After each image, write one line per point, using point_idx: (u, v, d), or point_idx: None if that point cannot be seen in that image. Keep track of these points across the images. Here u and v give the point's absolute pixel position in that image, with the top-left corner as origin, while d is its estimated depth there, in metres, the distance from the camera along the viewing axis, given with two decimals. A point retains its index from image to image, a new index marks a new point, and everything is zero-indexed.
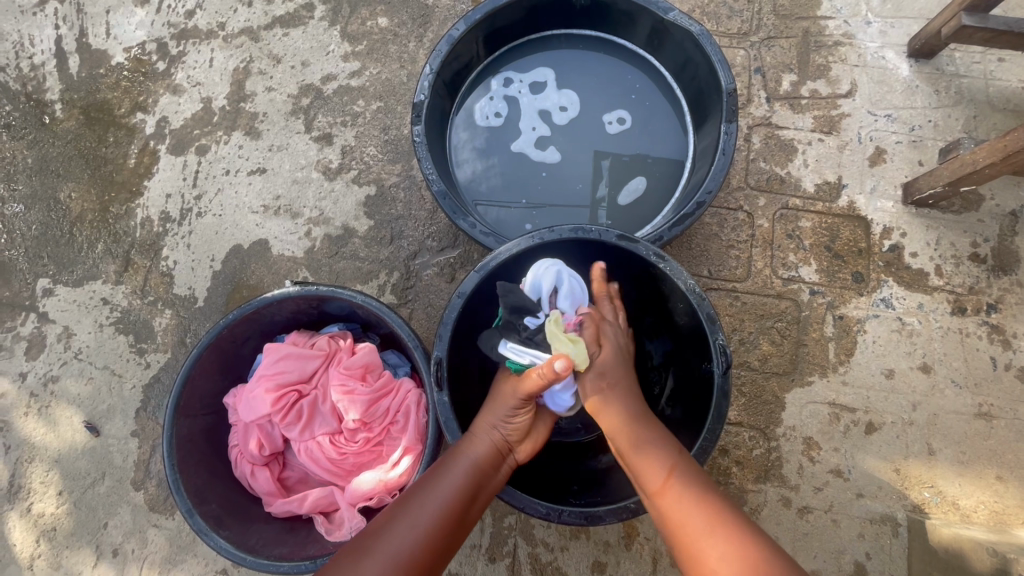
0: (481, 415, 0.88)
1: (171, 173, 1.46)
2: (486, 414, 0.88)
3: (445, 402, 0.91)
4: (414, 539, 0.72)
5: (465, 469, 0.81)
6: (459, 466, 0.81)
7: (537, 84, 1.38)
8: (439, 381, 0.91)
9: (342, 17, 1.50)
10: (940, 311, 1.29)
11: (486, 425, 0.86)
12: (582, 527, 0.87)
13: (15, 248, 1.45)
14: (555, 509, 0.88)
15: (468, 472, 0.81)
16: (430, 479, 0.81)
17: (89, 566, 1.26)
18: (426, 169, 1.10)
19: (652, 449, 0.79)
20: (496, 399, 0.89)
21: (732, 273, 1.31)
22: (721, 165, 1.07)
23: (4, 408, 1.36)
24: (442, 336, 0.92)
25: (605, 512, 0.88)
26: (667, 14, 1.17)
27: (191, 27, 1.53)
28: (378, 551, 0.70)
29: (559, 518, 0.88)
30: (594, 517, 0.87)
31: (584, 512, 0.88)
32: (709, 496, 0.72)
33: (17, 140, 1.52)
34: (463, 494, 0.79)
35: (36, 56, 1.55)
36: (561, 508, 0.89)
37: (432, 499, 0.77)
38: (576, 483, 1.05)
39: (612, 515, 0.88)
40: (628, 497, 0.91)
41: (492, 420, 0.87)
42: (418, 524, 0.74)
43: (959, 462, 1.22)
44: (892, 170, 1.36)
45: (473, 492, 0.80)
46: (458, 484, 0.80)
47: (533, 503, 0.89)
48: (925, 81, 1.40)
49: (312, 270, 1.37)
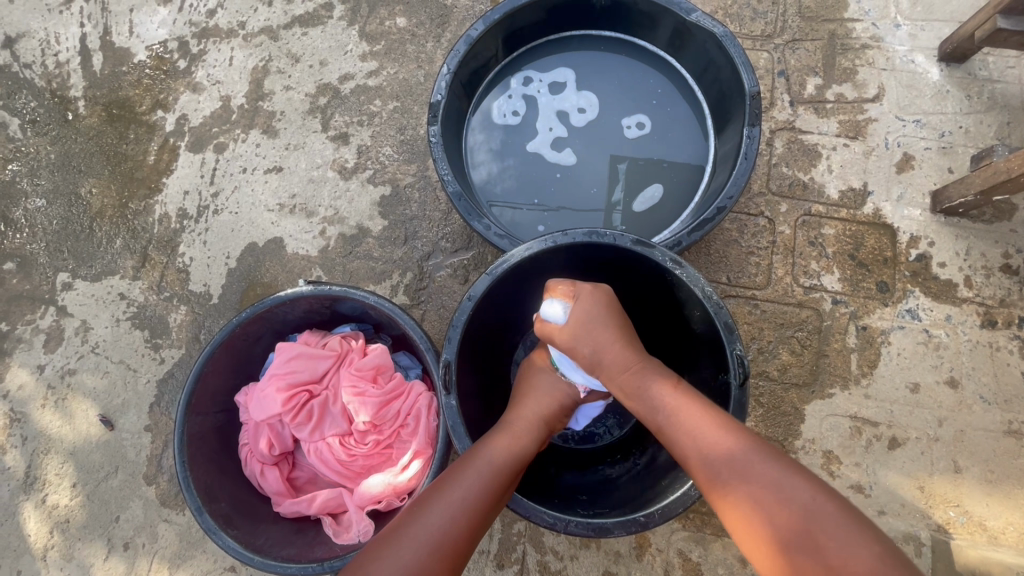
0: (528, 407, 0.89)
1: (189, 171, 1.47)
2: (531, 408, 0.89)
3: (452, 406, 0.89)
4: (453, 526, 0.69)
5: (505, 454, 0.79)
6: (498, 450, 0.80)
7: (556, 85, 1.36)
8: (447, 384, 0.89)
9: (361, 17, 1.50)
10: (969, 324, 1.24)
11: (532, 418, 0.87)
12: (591, 539, 0.84)
13: (36, 242, 1.47)
14: (562, 518, 0.85)
15: (507, 458, 0.79)
16: (464, 464, 0.77)
17: (100, 559, 1.27)
18: (442, 170, 1.09)
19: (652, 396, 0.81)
20: (543, 397, 0.91)
21: (752, 280, 1.28)
22: (743, 170, 1.05)
23: (23, 400, 1.37)
24: (451, 340, 0.91)
25: (614, 524, 0.85)
26: (689, 15, 1.15)
27: (212, 26, 1.54)
28: (413, 537, 0.67)
29: (566, 528, 0.85)
30: (603, 529, 0.84)
31: (593, 523, 0.85)
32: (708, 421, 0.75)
33: (40, 136, 1.54)
34: (500, 478, 0.76)
35: (61, 53, 1.58)
36: (568, 518, 0.86)
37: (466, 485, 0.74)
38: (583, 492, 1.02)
39: (621, 528, 0.85)
40: (639, 511, 0.88)
41: (533, 411, 0.88)
42: (459, 514, 0.70)
43: (988, 482, 1.17)
44: (920, 178, 1.32)
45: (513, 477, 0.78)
46: (496, 469, 0.77)
47: (540, 513, 0.86)
48: (957, 86, 1.36)
49: (325, 269, 1.37)
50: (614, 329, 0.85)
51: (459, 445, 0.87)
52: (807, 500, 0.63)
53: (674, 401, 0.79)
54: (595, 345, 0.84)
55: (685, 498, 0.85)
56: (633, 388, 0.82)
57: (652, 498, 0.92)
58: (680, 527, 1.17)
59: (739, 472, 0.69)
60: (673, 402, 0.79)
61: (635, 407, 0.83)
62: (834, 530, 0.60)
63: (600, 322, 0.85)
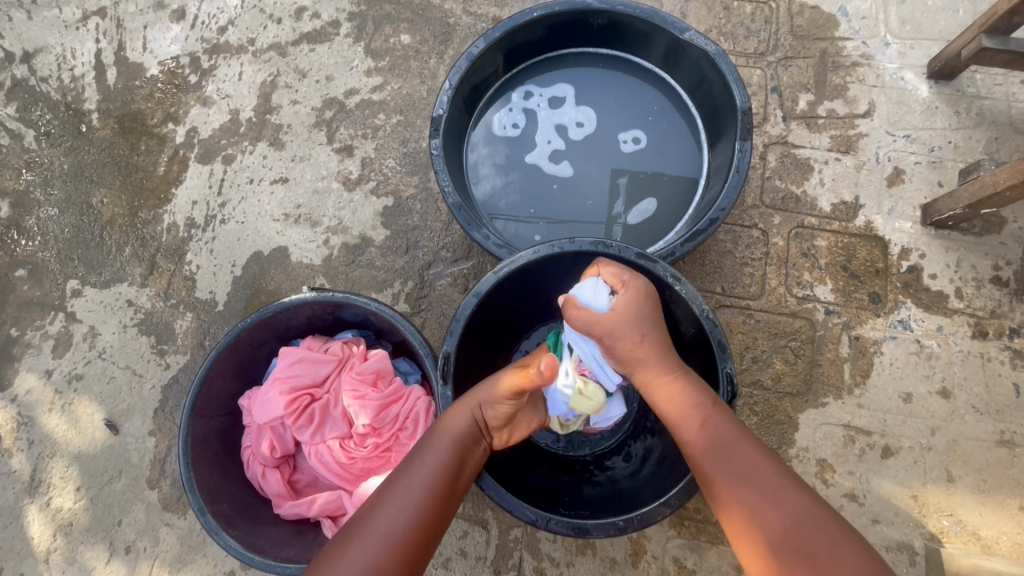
0: (475, 390, 0.86)
1: (198, 182, 1.51)
2: (476, 392, 0.85)
3: (447, 396, 0.91)
4: (403, 519, 0.70)
5: (448, 444, 0.80)
6: (445, 436, 0.81)
7: (556, 99, 1.40)
8: (445, 375, 0.91)
9: (366, 34, 1.55)
10: (960, 334, 1.26)
11: (472, 402, 0.84)
12: (570, 537, 0.86)
13: (47, 250, 1.51)
14: (544, 515, 0.87)
15: (451, 445, 0.80)
16: (418, 450, 0.80)
17: (102, 562, 1.29)
18: (443, 182, 1.13)
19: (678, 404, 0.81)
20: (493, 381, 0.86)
21: (746, 290, 1.31)
22: (735, 182, 1.08)
23: (30, 404, 1.40)
24: (454, 333, 0.93)
25: (593, 525, 0.87)
26: (683, 34, 1.19)
27: (222, 43, 1.60)
28: (366, 537, 0.68)
29: (546, 525, 0.87)
30: (581, 529, 0.86)
31: (572, 522, 0.87)
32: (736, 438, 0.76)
33: (55, 148, 1.59)
34: (445, 469, 0.78)
35: (77, 68, 1.63)
36: (549, 516, 0.88)
37: (415, 478, 0.76)
38: (569, 492, 1.04)
39: (599, 530, 0.86)
40: (618, 515, 0.89)
41: (479, 395, 0.84)
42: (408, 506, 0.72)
43: (981, 491, 1.18)
44: (911, 192, 1.35)
45: (457, 469, 0.79)
46: (443, 458, 0.79)
47: (523, 508, 0.88)
48: (945, 102, 1.40)
49: (328, 277, 1.40)
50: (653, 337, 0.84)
51: None
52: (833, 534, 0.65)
53: (712, 415, 0.79)
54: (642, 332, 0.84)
55: (663, 506, 0.87)
56: (671, 395, 0.81)
57: (631, 504, 0.93)
58: (675, 534, 1.19)
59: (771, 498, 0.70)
60: (711, 416, 0.78)
61: (664, 411, 0.82)
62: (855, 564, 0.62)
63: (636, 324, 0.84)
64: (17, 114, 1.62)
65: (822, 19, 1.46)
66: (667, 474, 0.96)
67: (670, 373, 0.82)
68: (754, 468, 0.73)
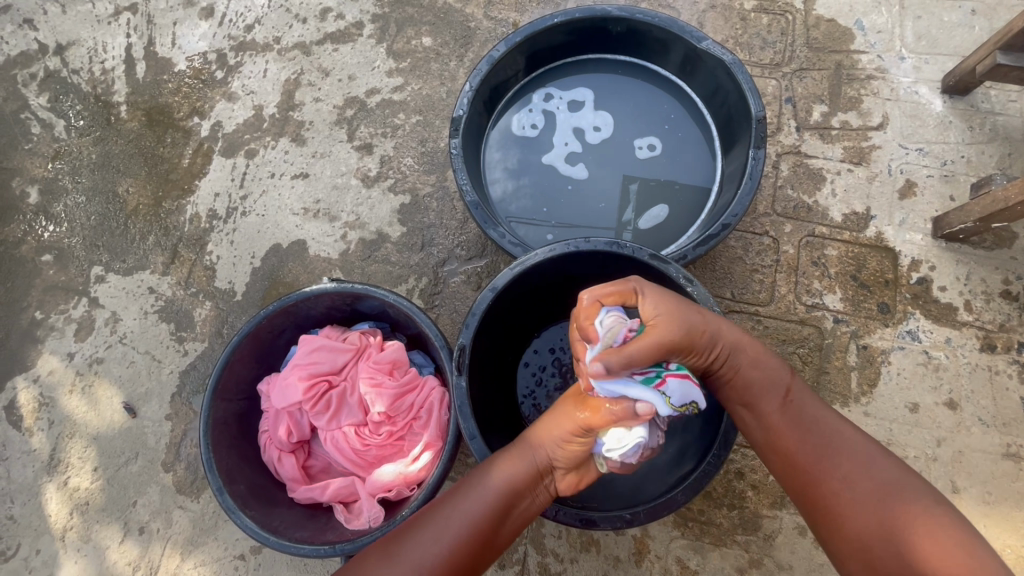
0: (539, 429, 0.86)
1: (221, 174, 1.55)
2: (542, 429, 0.86)
3: (461, 387, 0.93)
4: (433, 554, 0.75)
5: (501, 486, 0.82)
6: (495, 477, 0.82)
7: (575, 103, 1.43)
8: (460, 366, 0.94)
9: (389, 35, 1.59)
10: (968, 347, 1.27)
11: (536, 443, 0.85)
12: (577, 528, 0.88)
13: (74, 236, 1.55)
14: (553, 506, 0.89)
15: (500, 488, 0.81)
16: (470, 483, 0.83)
17: (116, 542, 1.32)
18: (461, 180, 1.15)
19: (762, 375, 0.86)
20: (555, 419, 0.85)
21: (755, 296, 1.32)
22: (748, 189, 1.10)
23: (52, 385, 1.44)
24: (469, 326, 0.95)
25: (601, 517, 0.89)
26: (700, 43, 1.21)
27: (249, 40, 1.64)
28: (404, 556, 0.75)
29: (556, 516, 0.89)
30: (589, 521, 0.88)
31: (580, 514, 0.89)
32: (822, 414, 0.81)
33: (84, 138, 1.63)
34: (490, 507, 0.80)
35: (107, 61, 1.68)
36: (558, 507, 0.89)
37: (462, 513, 0.79)
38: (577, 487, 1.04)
39: (607, 522, 0.88)
40: (626, 508, 0.91)
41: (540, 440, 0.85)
42: (442, 538, 0.76)
43: (986, 503, 1.19)
44: (922, 204, 1.36)
45: (501, 512, 0.81)
46: (488, 497, 0.80)
47: None
48: (959, 117, 1.41)
49: (345, 271, 1.44)
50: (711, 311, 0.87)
51: (464, 426, 0.91)
52: (922, 491, 0.71)
53: (794, 383, 0.85)
54: (683, 328, 0.82)
55: (669, 501, 0.89)
56: (758, 357, 0.87)
57: (638, 500, 0.95)
58: (679, 535, 1.20)
59: (859, 455, 0.76)
60: (795, 384, 0.85)
61: (747, 381, 0.86)
62: (945, 519, 0.68)
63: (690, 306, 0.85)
64: (48, 104, 1.67)
65: (838, 32, 1.48)
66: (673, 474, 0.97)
67: (755, 343, 0.88)
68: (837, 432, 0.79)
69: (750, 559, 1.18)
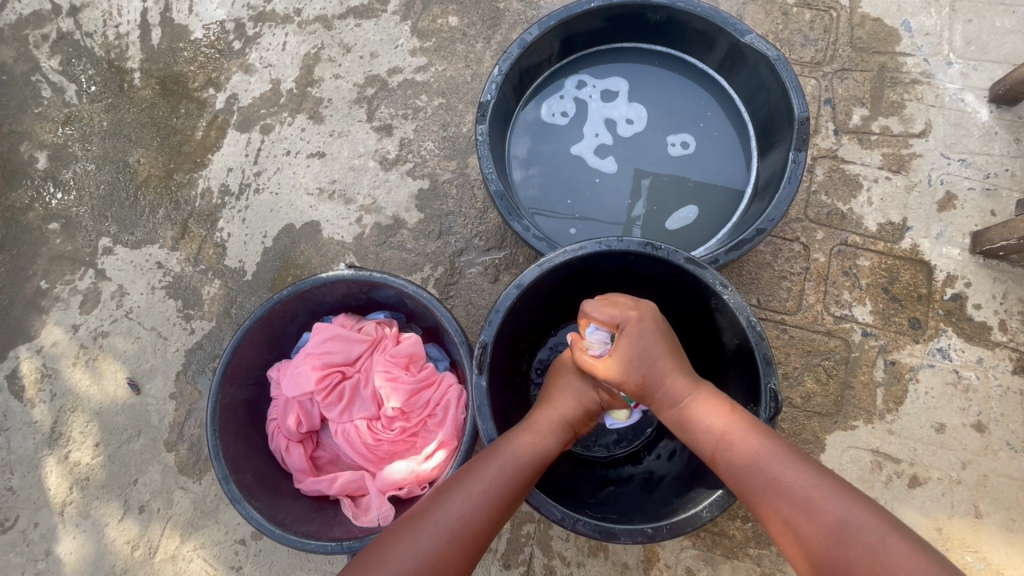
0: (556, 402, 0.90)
1: (235, 149, 1.50)
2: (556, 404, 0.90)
3: (481, 387, 0.90)
4: (470, 517, 0.72)
5: (529, 454, 0.80)
6: (521, 444, 0.81)
7: (608, 93, 1.37)
8: (481, 365, 0.90)
9: (414, 13, 1.53)
10: (1000, 369, 1.23)
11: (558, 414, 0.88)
12: (596, 540, 0.85)
13: (82, 205, 1.51)
14: (571, 515, 0.86)
15: (528, 454, 0.80)
16: (489, 452, 0.80)
17: (116, 519, 1.30)
18: (486, 168, 1.10)
19: (699, 423, 0.81)
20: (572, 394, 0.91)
21: (782, 304, 1.28)
22: (786, 194, 1.05)
23: (55, 356, 1.41)
24: (492, 323, 0.91)
25: (621, 530, 0.85)
26: (744, 36, 1.15)
27: (268, 11, 1.58)
28: (433, 523, 0.71)
29: (573, 525, 0.85)
30: (609, 533, 0.85)
31: (599, 526, 0.86)
32: (760, 456, 0.74)
33: (95, 104, 1.58)
34: (519, 468, 0.78)
35: (122, 26, 1.62)
36: (576, 516, 0.86)
37: (491, 476, 0.77)
38: (591, 495, 1.01)
39: (627, 536, 0.85)
40: (646, 522, 0.88)
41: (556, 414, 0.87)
42: (477, 500, 0.74)
43: (1008, 530, 1.15)
44: (962, 218, 1.31)
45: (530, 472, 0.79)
46: (516, 460, 0.79)
47: (550, 506, 0.86)
48: (1005, 128, 1.35)
49: (359, 256, 1.39)
50: (652, 361, 0.84)
51: (482, 427, 0.88)
52: (865, 521, 0.65)
53: (726, 425, 0.78)
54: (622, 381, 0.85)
55: (693, 518, 0.86)
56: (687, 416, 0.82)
57: (658, 514, 0.92)
58: (690, 545, 1.17)
59: (798, 499, 0.69)
60: (726, 429, 0.78)
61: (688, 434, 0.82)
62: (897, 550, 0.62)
63: (634, 361, 0.84)
64: (60, 67, 1.62)
65: (883, 32, 1.42)
66: (693, 485, 0.94)
67: (685, 391, 0.83)
68: (775, 479, 0.72)
69: (761, 573, 1.15)
